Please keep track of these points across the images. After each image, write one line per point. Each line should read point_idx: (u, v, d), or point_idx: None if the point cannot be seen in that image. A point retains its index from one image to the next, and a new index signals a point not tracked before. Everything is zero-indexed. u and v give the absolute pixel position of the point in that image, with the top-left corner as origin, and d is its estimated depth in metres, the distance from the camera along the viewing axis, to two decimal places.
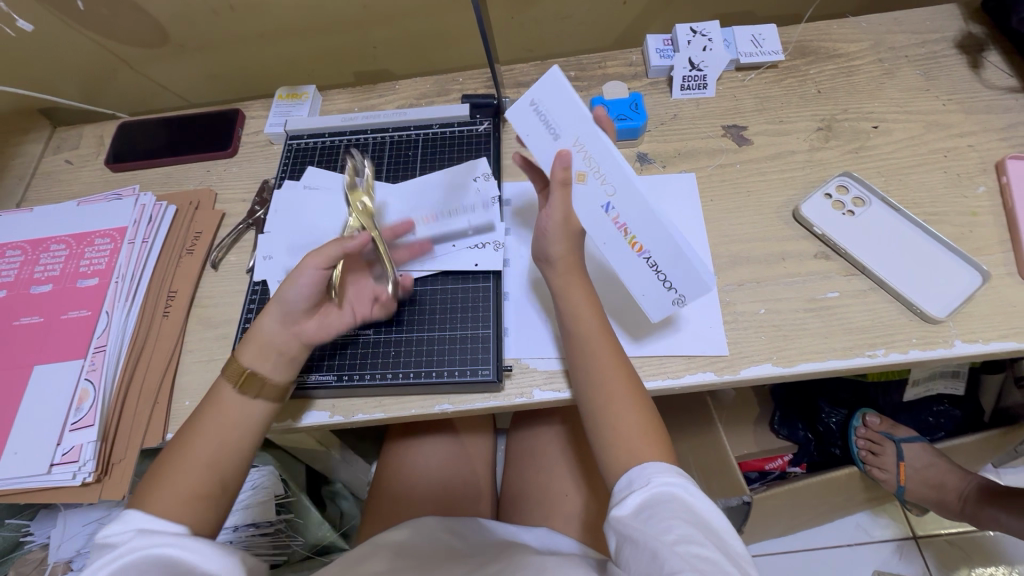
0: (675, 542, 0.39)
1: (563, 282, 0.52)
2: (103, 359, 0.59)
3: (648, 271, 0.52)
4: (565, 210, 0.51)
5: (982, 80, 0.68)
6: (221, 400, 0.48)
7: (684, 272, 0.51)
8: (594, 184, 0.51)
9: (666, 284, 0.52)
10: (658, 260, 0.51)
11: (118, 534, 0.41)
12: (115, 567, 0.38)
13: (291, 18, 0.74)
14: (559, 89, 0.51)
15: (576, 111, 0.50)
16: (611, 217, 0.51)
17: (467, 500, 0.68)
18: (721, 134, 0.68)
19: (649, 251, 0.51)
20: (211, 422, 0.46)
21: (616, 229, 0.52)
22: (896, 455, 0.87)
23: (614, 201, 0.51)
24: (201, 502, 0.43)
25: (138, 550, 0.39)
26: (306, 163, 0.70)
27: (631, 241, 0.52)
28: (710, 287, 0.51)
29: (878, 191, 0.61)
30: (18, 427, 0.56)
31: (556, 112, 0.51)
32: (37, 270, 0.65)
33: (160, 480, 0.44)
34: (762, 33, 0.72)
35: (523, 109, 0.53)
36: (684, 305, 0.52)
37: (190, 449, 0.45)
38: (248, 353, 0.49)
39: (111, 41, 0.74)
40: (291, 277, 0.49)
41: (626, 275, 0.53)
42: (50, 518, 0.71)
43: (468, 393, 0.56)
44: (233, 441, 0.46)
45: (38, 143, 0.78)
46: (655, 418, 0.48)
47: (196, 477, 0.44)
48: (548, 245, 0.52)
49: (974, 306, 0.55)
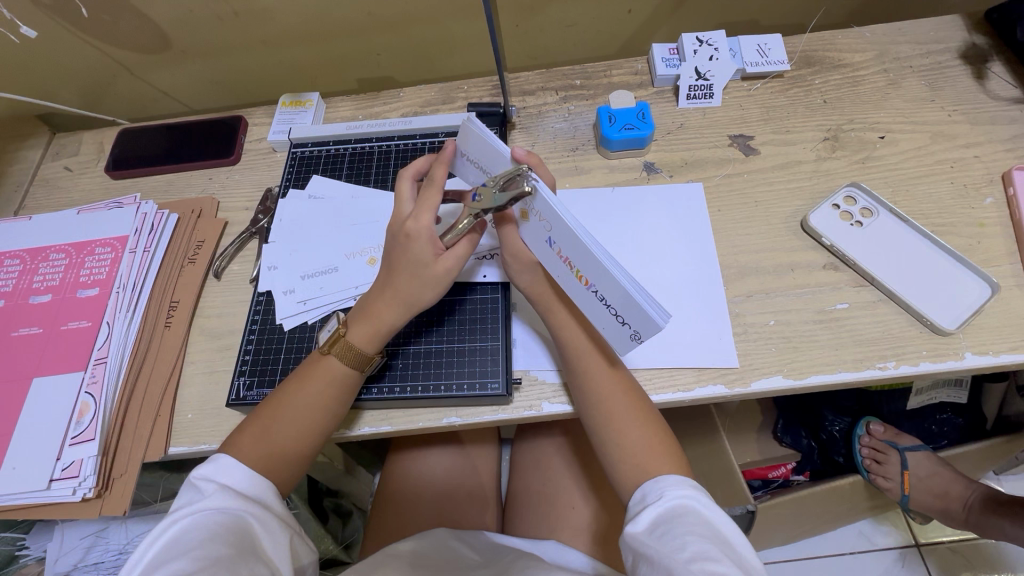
0: (690, 560, 0.38)
1: (544, 305, 0.52)
2: (103, 371, 0.58)
3: (602, 307, 0.45)
4: (514, 246, 0.50)
5: (987, 91, 0.68)
6: (330, 372, 0.50)
7: (631, 311, 0.42)
8: (534, 219, 0.46)
9: (620, 320, 0.44)
10: (606, 296, 0.43)
11: (209, 479, 0.44)
12: (201, 516, 0.40)
13: (295, 25, 0.73)
14: (474, 137, 0.48)
15: (493, 154, 0.47)
16: (557, 250, 0.45)
17: (472, 512, 0.67)
18: (728, 144, 0.68)
19: (594, 285, 0.44)
20: (316, 395, 0.49)
21: (564, 261, 0.46)
22: (899, 465, 0.86)
23: (553, 234, 0.45)
24: (285, 465, 0.48)
25: (223, 512, 0.41)
26: (310, 171, 0.69)
27: (577, 275, 0.45)
28: (661, 327, 0.41)
29: (886, 202, 0.61)
30: (17, 442, 0.55)
31: (481, 157, 0.49)
32: (35, 279, 0.64)
33: (256, 437, 0.47)
34: (768, 43, 0.72)
35: (464, 163, 0.53)
36: (640, 341, 0.44)
37: (292, 415, 0.49)
38: (361, 332, 0.51)
39: (112, 47, 0.73)
40: (426, 287, 0.50)
41: (586, 308, 0.47)
42: (47, 531, 0.70)
43: (477, 406, 0.55)
44: (329, 418, 0.50)
45: (36, 149, 0.77)
46: (663, 432, 0.48)
47: (293, 445, 0.48)
48: (516, 277, 0.52)
49: (984, 318, 0.55)
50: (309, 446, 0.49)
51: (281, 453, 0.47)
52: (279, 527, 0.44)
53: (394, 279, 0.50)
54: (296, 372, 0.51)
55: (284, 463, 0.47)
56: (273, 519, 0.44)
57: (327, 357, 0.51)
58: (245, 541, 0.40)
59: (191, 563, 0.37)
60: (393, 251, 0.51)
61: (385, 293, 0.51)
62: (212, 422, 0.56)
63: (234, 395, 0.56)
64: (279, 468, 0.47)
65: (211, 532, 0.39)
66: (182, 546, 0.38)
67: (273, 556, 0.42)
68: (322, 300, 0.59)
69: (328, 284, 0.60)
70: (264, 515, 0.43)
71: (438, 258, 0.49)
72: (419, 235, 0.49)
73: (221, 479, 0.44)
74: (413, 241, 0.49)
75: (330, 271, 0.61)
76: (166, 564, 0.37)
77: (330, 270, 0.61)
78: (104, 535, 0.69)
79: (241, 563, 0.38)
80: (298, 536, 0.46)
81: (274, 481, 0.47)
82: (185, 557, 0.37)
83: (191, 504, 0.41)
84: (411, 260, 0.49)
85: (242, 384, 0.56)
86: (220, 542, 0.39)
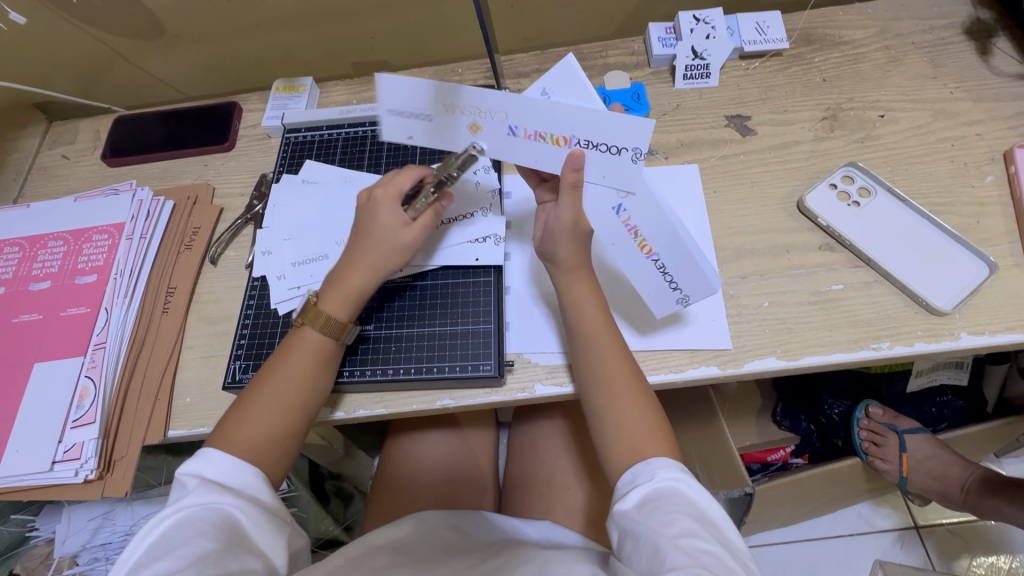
0: (678, 536, 0.39)
1: (567, 281, 0.51)
2: (102, 356, 0.58)
3: (653, 272, 0.53)
4: (575, 212, 0.49)
5: (990, 67, 0.67)
6: (306, 342, 0.51)
7: (614, 129, 0.45)
8: (489, 125, 0.47)
9: (613, 151, 0.47)
10: (665, 259, 0.52)
11: (193, 473, 0.44)
12: (183, 513, 0.41)
13: (286, 10, 0.72)
14: (570, 78, 0.48)
15: (428, 83, 0.45)
16: (520, 137, 0.47)
17: (469, 492, 0.68)
18: (725, 124, 0.67)
19: (657, 253, 0.52)
20: (297, 367, 0.50)
21: (533, 142, 0.47)
22: (897, 446, 0.86)
23: (514, 120, 0.47)
24: (282, 443, 0.48)
25: (202, 506, 0.41)
26: (304, 157, 0.69)
27: (639, 244, 0.52)
28: (716, 287, 0.51)
29: (884, 181, 0.60)
30: (19, 425, 0.56)
31: (411, 102, 0.46)
32: (35, 266, 0.65)
33: (241, 417, 0.48)
34: (766, 20, 0.70)
35: (387, 122, 0.48)
36: (687, 303, 0.52)
37: (276, 389, 0.49)
38: (334, 300, 0.52)
39: (105, 34, 0.73)
40: (395, 258, 0.53)
41: (633, 276, 0.53)
42: (55, 513, 0.71)
43: (470, 388, 0.56)
44: (314, 391, 0.50)
45: (35, 138, 0.78)
46: (658, 415, 0.48)
47: (278, 422, 0.48)
48: (557, 246, 0.50)
49: (980, 298, 0.55)
50: (297, 421, 0.49)
51: (265, 431, 0.47)
52: (266, 514, 0.44)
53: (366, 241, 0.52)
54: (278, 349, 0.52)
55: (266, 438, 0.47)
56: (259, 506, 0.44)
57: (302, 330, 0.52)
58: (231, 532, 0.41)
59: (176, 562, 0.38)
60: (362, 216, 0.54)
61: (353, 258, 0.53)
62: (210, 405, 0.57)
63: (230, 379, 0.57)
64: (266, 448, 0.47)
65: (195, 529, 0.40)
66: (168, 545, 0.39)
67: (263, 544, 0.43)
68: (315, 285, 0.60)
69: (320, 272, 0.60)
70: (248, 505, 0.43)
71: (405, 228, 0.52)
72: (387, 205, 0.52)
73: (205, 473, 0.44)
74: (382, 207, 0.52)
75: (320, 258, 0.61)
76: (154, 563, 0.38)
77: (320, 257, 0.61)
78: (111, 516, 0.70)
79: (227, 557, 0.39)
80: (292, 525, 0.47)
81: (269, 456, 0.47)
82: (171, 557, 0.38)
83: (177, 500, 0.42)
84: (382, 229, 0.52)
85: (238, 367, 0.57)
86: (204, 539, 0.39)
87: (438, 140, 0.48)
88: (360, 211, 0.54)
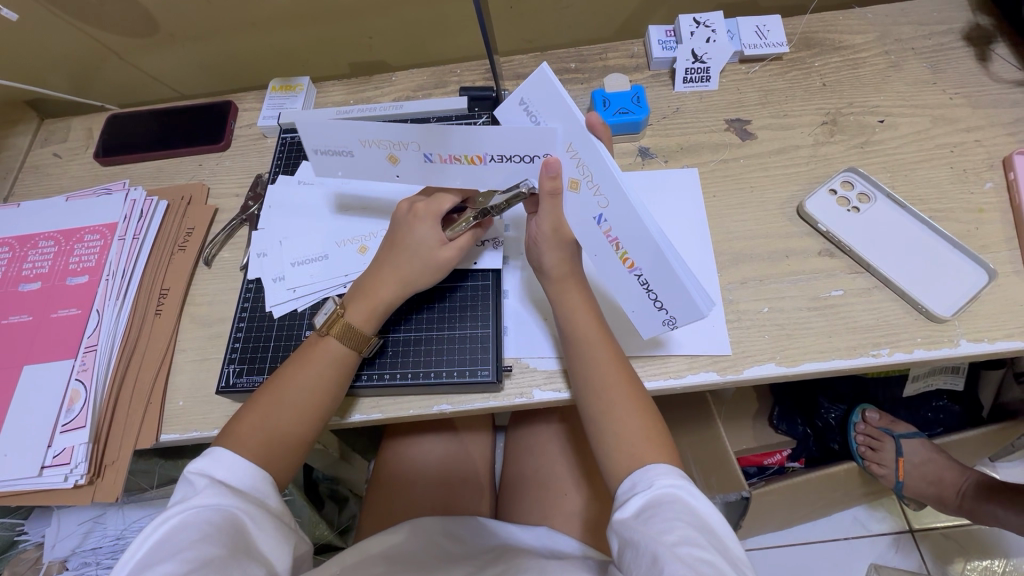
0: (677, 543, 0.38)
1: (558, 289, 0.51)
2: (93, 359, 0.58)
3: (639, 289, 0.49)
4: (556, 219, 0.49)
5: (989, 73, 0.67)
6: (329, 352, 0.50)
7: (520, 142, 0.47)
8: (406, 155, 0.51)
9: (526, 159, 0.48)
10: (648, 277, 0.48)
11: (204, 473, 0.43)
12: (192, 513, 0.40)
13: (283, 9, 0.72)
14: (545, 89, 0.46)
15: (341, 126, 0.50)
16: (437, 162, 0.51)
17: (467, 497, 0.68)
18: (725, 128, 0.67)
19: (640, 268, 0.48)
20: (313, 375, 0.49)
21: (451, 165, 0.51)
22: (895, 451, 0.87)
23: (428, 149, 0.50)
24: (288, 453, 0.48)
25: (212, 507, 0.40)
26: (300, 157, 0.68)
27: (622, 257, 0.48)
28: (703, 313, 0.46)
29: (884, 187, 0.60)
30: (7, 429, 0.55)
31: (331, 140, 0.52)
32: (25, 267, 0.63)
33: (249, 421, 0.47)
34: (767, 24, 0.70)
35: (315, 160, 0.53)
36: (673, 327, 0.49)
37: (288, 397, 0.48)
38: (360, 312, 0.52)
39: (99, 30, 0.72)
40: (424, 274, 0.53)
41: (618, 289, 0.50)
42: (44, 516, 0.70)
43: (468, 393, 0.55)
44: (325, 403, 0.50)
45: (25, 136, 0.77)
46: (658, 423, 0.47)
47: (287, 431, 0.48)
48: (542, 254, 0.51)
49: (979, 305, 0.54)
50: (305, 432, 0.49)
51: (270, 440, 0.47)
52: (272, 520, 0.43)
53: (395, 255, 0.53)
54: (295, 353, 0.51)
55: (274, 445, 0.47)
56: (267, 514, 0.43)
57: (326, 338, 0.51)
58: (237, 539, 0.40)
59: (179, 567, 0.37)
60: (398, 228, 0.53)
61: (382, 271, 0.53)
62: (203, 410, 0.56)
63: (224, 383, 0.56)
64: (271, 456, 0.47)
65: (200, 532, 0.39)
66: (169, 549, 0.38)
67: (267, 552, 0.42)
68: (313, 286, 0.59)
69: (320, 274, 0.59)
70: (255, 509, 0.42)
71: (439, 247, 0.52)
72: (423, 220, 0.52)
73: (216, 474, 0.43)
74: (419, 223, 0.52)
75: (319, 259, 0.60)
76: (154, 566, 0.37)
77: (319, 258, 0.60)
78: (102, 520, 0.69)
79: (231, 564, 0.38)
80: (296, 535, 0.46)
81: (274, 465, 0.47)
82: (174, 561, 0.37)
83: (184, 500, 0.41)
84: (416, 243, 0.52)
85: (232, 371, 0.56)
86: (210, 544, 0.38)
87: (366, 170, 0.54)
88: (398, 222, 0.54)
